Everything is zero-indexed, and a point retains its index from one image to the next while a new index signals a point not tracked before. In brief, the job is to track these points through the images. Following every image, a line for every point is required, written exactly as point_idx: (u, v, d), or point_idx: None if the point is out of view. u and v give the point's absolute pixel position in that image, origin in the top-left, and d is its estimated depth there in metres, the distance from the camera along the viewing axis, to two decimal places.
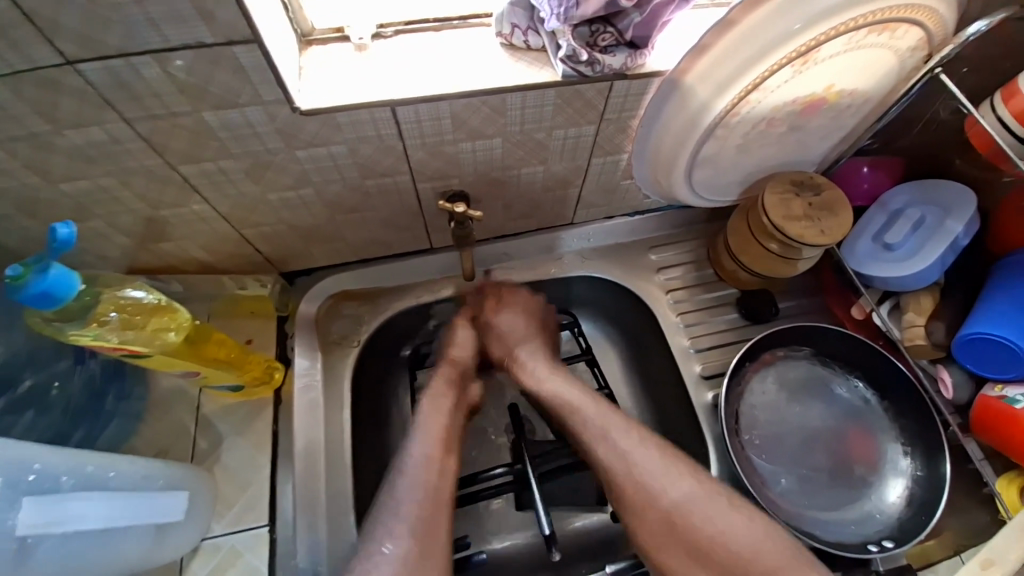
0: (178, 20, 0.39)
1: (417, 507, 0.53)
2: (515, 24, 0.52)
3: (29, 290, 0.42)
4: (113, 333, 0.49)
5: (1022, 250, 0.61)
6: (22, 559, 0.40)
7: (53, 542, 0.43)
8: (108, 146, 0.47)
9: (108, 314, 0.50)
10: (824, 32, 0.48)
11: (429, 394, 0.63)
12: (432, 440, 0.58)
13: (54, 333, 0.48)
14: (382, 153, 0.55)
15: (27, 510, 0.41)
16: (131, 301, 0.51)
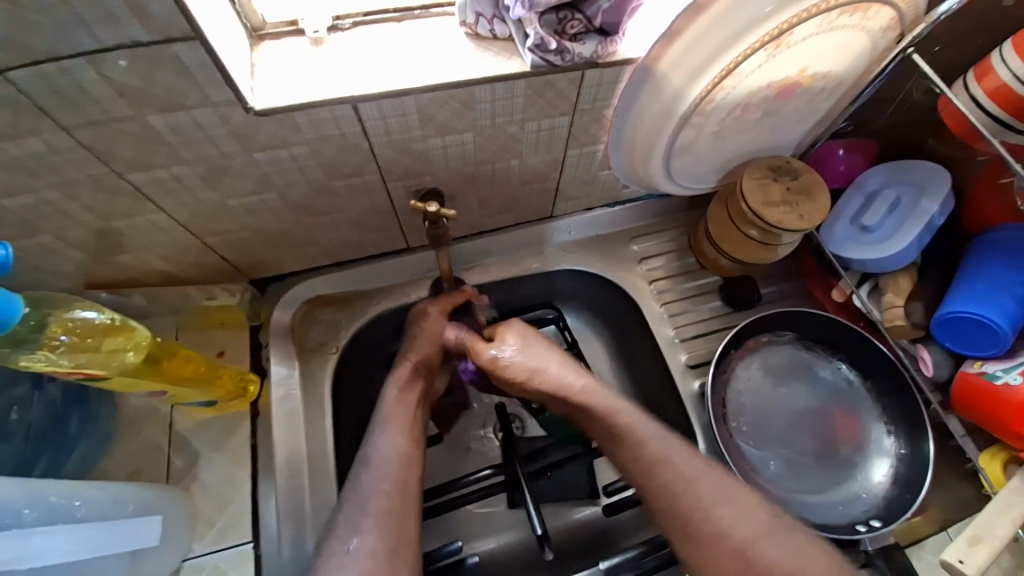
0: (110, 20, 0.36)
1: (385, 501, 0.53)
2: (480, 13, 0.50)
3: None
4: (67, 357, 0.46)
5: (998, 227, 0.61)
6: None
7: None
8: (49, 157, 0.44)
9: (58, 338, 0.46)
10: (796, 14, 0.46)
11: (390, 385, 0.60)
12: (398, 432, 0.57)
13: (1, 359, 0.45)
14: (347, 152, 0.53)
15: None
16: (81, 322, 0.48)
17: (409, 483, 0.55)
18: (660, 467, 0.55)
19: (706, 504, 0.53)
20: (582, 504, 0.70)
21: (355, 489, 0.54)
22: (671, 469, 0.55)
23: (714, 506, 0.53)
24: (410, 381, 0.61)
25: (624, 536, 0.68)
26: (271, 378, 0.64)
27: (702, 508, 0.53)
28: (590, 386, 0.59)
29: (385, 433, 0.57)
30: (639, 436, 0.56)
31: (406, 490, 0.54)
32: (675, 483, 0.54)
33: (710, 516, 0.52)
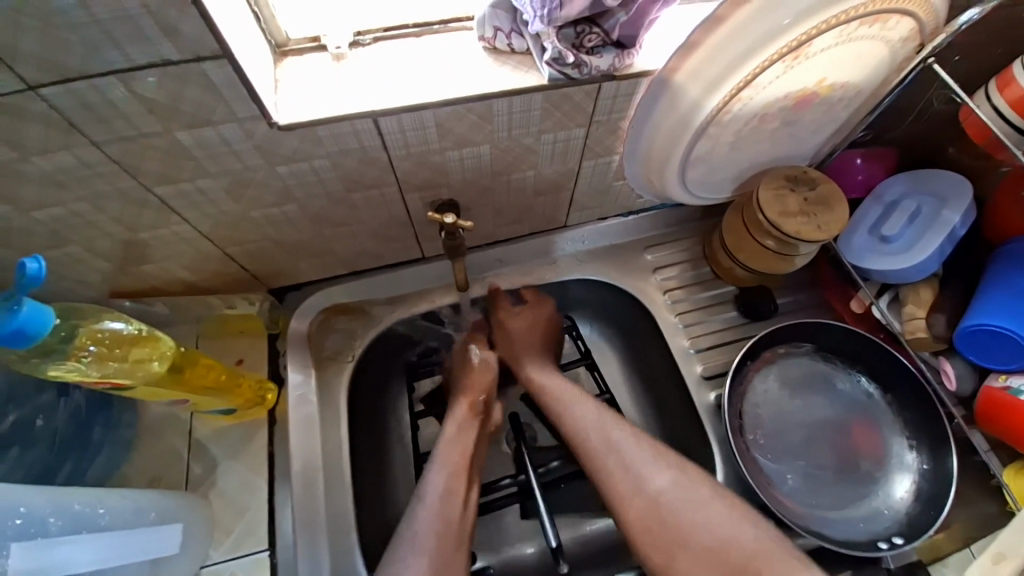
0: (140, 38, 0.37)
1: (435, 540, 0.53)
2: (498, 28, 0.51)
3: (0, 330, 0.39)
4: (93, 367, 0.47)
5: (1021, 238, 0.60)
6: None
7: None
8: (79, 170, 0.45)
9: (86, 348, 0.47)
10: (815, 25, 0.46)
11: (451, 427, 0.62)
12: (451, 472, 0.58)
13: (30, 369, 0.46)
14: (366, 165, 0.54)
15: (16, 555, 0.40)
16: (110, 333, 0.49)
17: (459, 523, 0.55)
18: (596, 442, 0.59)
19: (643, 477, 0.56)
20: (595, 516, 0.69)
21: (408, 528, 0.54)
22: (615, 458, 0.57)
23: (649, 484, 0.55)
24: (469, 417, 0.63)
25: None
26: (288, 385, 0.65)
27: (635, 482, 0.55)
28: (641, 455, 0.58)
29: (438, 470, 0.58)
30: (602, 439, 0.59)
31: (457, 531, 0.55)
32: (612, 464, 0.57)
33: (646, 492, 0.55)
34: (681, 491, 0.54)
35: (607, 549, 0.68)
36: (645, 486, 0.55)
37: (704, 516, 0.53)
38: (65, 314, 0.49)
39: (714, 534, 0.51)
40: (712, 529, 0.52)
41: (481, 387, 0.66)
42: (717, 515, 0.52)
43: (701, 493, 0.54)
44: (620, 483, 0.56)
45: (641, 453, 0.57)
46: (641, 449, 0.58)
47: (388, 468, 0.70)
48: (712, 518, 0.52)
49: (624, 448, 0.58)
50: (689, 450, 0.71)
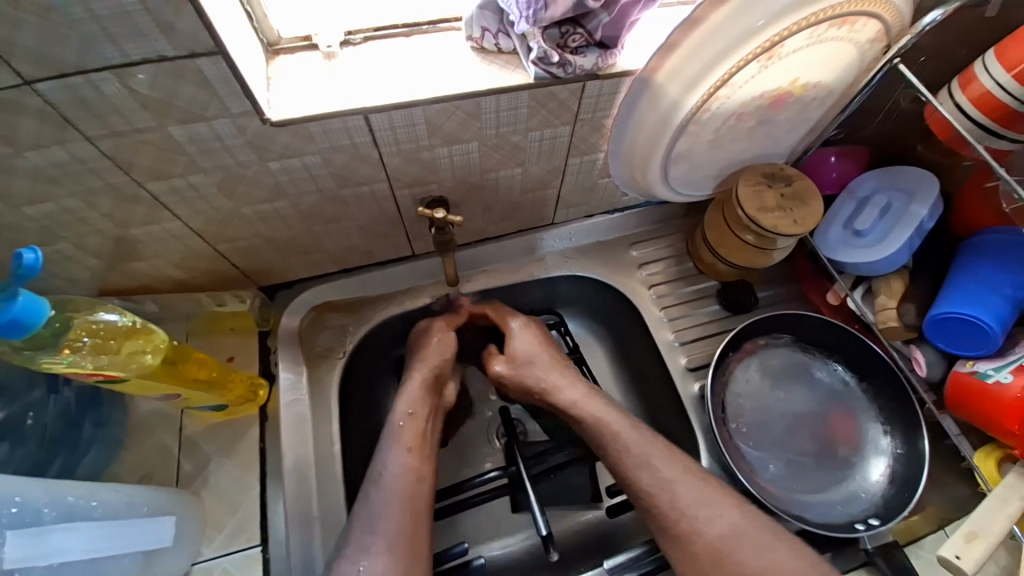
0: (138, 36, 0.38)
1: (397, 521, 0.53)
2: (486, 28, 0.52)
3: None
4: (88, 358, 0.47)
5: (984, 231, 0.64)
6: None
7: None
8: (72, 166, 0.46)
9: (80, 339, 0.47)
10: (785, 27, 0.49)
11: (401, 401, 0.61)
12: (405, 447, 0.57)
13: (24, 361, 0.46)
14: (358, 161, 0.55)
15: (11, 543, 0.39)
16: (104, 325, 0.49)
17: (411, 501, 0.54)
18: (647, 484, 0.56)
19: (701, 521, 0.53)
20: (583, 508, 0.70)
21: (365, 510, 0.53)
22: (647, 474, 0.56)
23: (708, 531, 0.53)
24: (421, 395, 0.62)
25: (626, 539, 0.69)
26: (280, 383, 0.65)
27: (693, 526, 0.53)
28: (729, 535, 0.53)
29: (387, 452, 0.57)
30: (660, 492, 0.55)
31: (414, 511, 0.54)
32: (666, 506, 0.55)
33: (705, 537, 0.53)
34: (741, 537, 0.52)
35: (597, 540, 0.69)
36: (700, 526, 0.53)
37: (768, 563, 0.51)
38: (58, 307, 0.49)
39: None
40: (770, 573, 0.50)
41: (432, 363, 0.64)
42: (781, 565, 0.51)
43: (764, 541, 0.52)
44: (678, 524, 0.54)
45: (697, 499, 0.55)
46: (693, 484, 0.56)
47: None
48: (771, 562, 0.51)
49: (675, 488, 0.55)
50: (676, 439, 0.72)
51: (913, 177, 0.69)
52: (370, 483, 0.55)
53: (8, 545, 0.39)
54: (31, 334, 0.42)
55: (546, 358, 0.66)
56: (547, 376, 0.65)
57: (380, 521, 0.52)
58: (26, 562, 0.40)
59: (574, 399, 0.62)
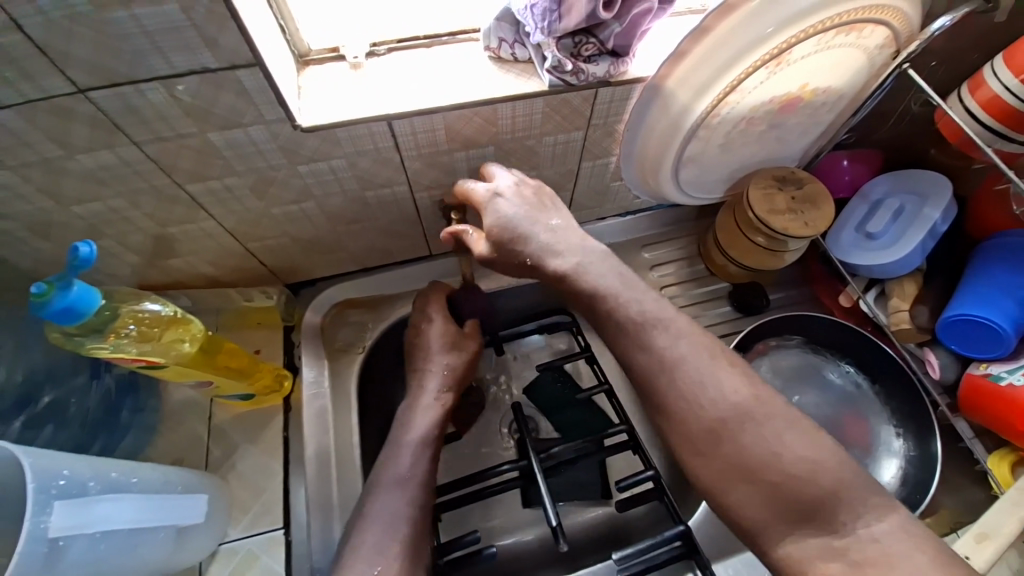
0: (185, 49, 0.41)
1: (409, 525, 0.52)
2: (503, 39, 0.55)
3: (52, 307, 0.42)
4: (133, 344, 0.50)
5: (1002, 233, 0.63)
6: (53, 563, 0.38)
7: (83, 544, 0.41)
8: (119, 168, 0.50)
9: (127, 327, 0.51)
10: (794, 35, 0.51)
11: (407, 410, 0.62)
12: (414, 447, 0.58)
13: (74, 347, 0.49)
14: (380, 165, 0.58)
15: (57, 513, 0.39)
16: (149, 314, 0.53)
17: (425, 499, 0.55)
18: (646, 366, 0.48)
19: (706, 403, 0.46)
20: (593, 504, 0.72)
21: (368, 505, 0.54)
22: (648, 353, 0.49)
23: (709, 408, 0.45)
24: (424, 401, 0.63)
25: (634, 536, 0.70)
26: (303, 377, 0.68)
27: (695, 405, 0.46)
28: (736, 411, 0.45)
29: (408, 454, 0.58)
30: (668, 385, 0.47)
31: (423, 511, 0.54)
32: (667, 389, 0.47)
33: (704, 416, 0.45)
34: (745, 419, 0.45)
35: (606, 536, 0.71)
36: (706, 408, 0.46)
37: (776, 444, 0.44)
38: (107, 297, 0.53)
39: (791, 458, 0.43)
40: (777, 458, 0.43)
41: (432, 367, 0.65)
42: (794, 440, 0.44)
43: (774, 422, 0.44)
44: (676, 405, 0.47)
45: (701, 369, 0.47)
46: (703, 360, 0.48)
47: None
48: (783, 447, 0.44)
49: (678, 370, 0.47)
50: None
51: (921, 180, 0.69)
52: (393, 483, 0.55)
53: (55, 513, 0.38)
54: (83, 321, 0.45)
55: (528, 224, 0.54)
56: (534, 247, 0.54)
57: (396, 515, 0.53)
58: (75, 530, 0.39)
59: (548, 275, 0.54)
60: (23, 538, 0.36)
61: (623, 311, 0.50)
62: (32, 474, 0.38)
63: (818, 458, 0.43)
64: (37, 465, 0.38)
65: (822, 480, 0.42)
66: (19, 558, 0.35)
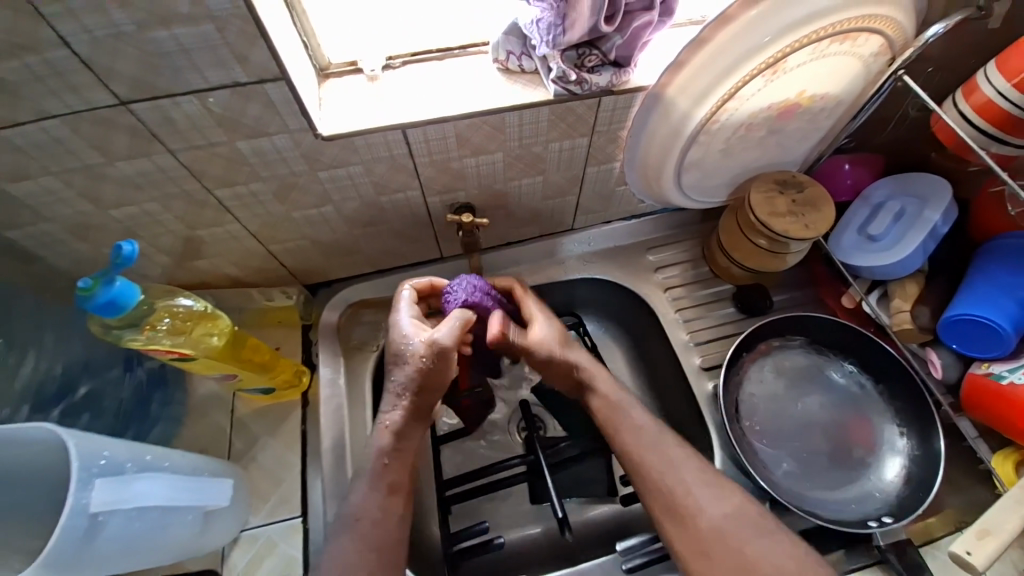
0: (218, 65, 0.45)
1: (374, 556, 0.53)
2: (510, 51, 0.58)
3: (97, 300, 0.46)
4: (166, 337, 0.54)
5: (1005, 235, 0.64)
6: (92, 535, 0.41)
7: (119, 521, 0.44)
8: (154, 174, 0.53)
9: (161, 321, 0.54)
10: (789, 44, 0.53)
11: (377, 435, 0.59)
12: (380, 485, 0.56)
13: (113, 339, 0.53)
14: (395, 171, 0.61)
15: (99, 489, 0.42)
16: (183, 309, 0.57)
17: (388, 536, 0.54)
18: (656, 467, 0.57)
19: (699, 503, 0.55)
20: (598, 501, 0.73)
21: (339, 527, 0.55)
22: (656, 453, 0.58)
23: (707, 512, 0.55)
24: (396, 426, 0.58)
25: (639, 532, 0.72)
26: (320, 373, 0.72)
27: (696, 508, 0.55)
28: (728, 516, 0.54)
29: (362, 490, 0.56)
30: (667, 479, 0.56)
31: (382, 540, 0.54)
32: (673, 485, 0.56)
33: (706, 518, 0.54)
34: (738, 521, 0.54)
35: (612, 532, 0.72)
36: (702, 510, 0.55)
37: (764, 548, 0.52)
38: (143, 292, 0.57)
39: (770, 564, 0.51)
40: (766, 559, 0.52)
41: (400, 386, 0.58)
42: (778, 549, 0.52)
43: (759, 525, 0.54)
44: (682, 504, 0.55)
45: (700, 478, 0.56)
46: (700, 471, 0.57)
47: None
48: (768, 550, 0.52)
49: (679, 466, 0.57)
50: (690, 435, 0.75)
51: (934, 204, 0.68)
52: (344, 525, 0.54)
53: (97, 490, 0.41)
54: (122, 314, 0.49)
55: (568, 348, 0.64)
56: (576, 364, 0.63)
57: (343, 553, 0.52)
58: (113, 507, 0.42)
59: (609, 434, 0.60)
60: (65, 512, 0.39)
61: (634, 420, 0.60)
62: (77, 454, 0.41)
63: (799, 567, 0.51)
64: (81, 445, 0.42)
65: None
66: (61, 531, 0.39)
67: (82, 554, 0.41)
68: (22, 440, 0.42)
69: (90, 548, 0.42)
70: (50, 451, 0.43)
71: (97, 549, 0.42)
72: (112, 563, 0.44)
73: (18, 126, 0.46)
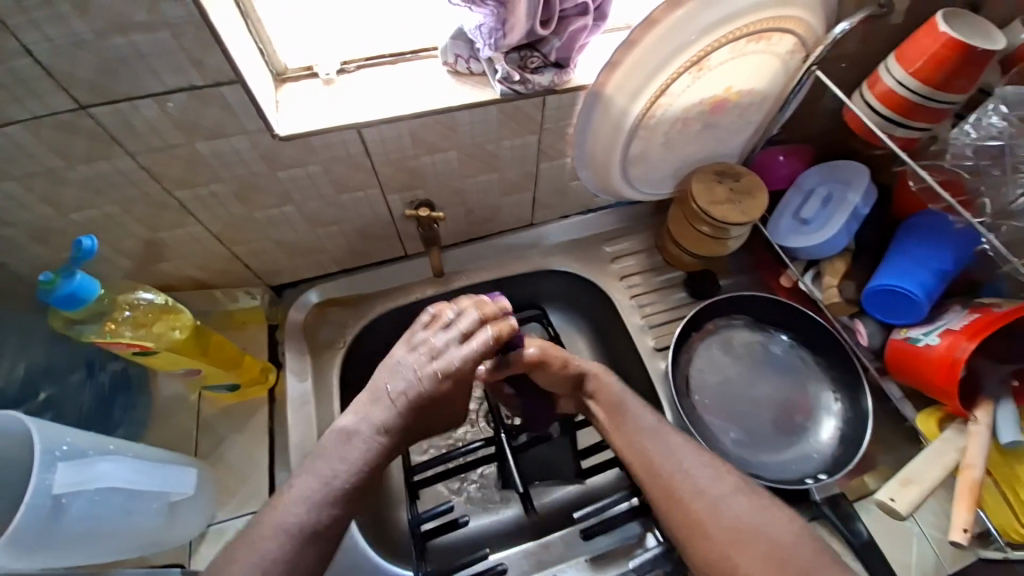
0: (174, 69, 0.47)
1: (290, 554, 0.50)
2: (459, 55, 0.62)
3: (58, 292, 0.47)
4: (127, 330, 0.55)
5: (922, 213, 0.69)
6: (56, 517, 0.43)
7: (83, 504, 0.45)
8: (115, 177, 0.55)
9: (122, 314, 0.56)
10: (709, 44, 0.58)
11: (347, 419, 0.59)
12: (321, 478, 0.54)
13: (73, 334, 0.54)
14: (353, 170, 0.64)
15: (62, 472, 0.43)
16: (144, 302, 0.58)
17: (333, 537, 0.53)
18: (652, 453, 0.58)
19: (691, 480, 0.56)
20: (564, 483, 0.76)
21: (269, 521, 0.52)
22: (655, 440, 0.59)
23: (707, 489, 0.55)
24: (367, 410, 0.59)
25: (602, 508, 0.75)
26: (288, 370, 0.73)
27: (692, 484, 0.56)
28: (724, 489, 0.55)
29: (304, 485, 0.54)
30: (667, 459, 0.58)
31: (314, 529, 0.52)
32: (664, 463, 0.58)
33: (700, 494, 0.55)
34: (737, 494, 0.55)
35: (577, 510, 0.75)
36: (702, 489, 0.55)
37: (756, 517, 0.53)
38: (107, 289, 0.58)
39: (765, 535, 0.52)
40: (758, 527, 0.53)
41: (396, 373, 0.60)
42: (768, 515, 0.53)
43: (751, 499, 0.55)
44: (680, 483, 0.56)
45: (698, 461, 0.57)
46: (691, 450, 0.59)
47: None
48: (766, 519, 0.53)
49: (678, 451, 0.58)
50: None
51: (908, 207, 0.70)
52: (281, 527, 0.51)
53: (60, 471, 0.43)
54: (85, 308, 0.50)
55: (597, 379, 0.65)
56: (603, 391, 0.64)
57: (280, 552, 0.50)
58: (76, 488, 0.44)
59: (607, 425, 0.63)
60: (29, 492, 0.40)
61: (626, 410, 0.62)
62: (39, 437, 0.42)
63: (788, 537, 0.52)
64: (42, 430, 0.43)
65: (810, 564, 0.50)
66: (25, 509, 0.40)
67: (48, 534, 0.42)
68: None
69: (57, 529, 0.43)
70: (14, 443, 0.45)
71: (63, 531, 0.44)
72: (76, 549, 0.45)
73: None
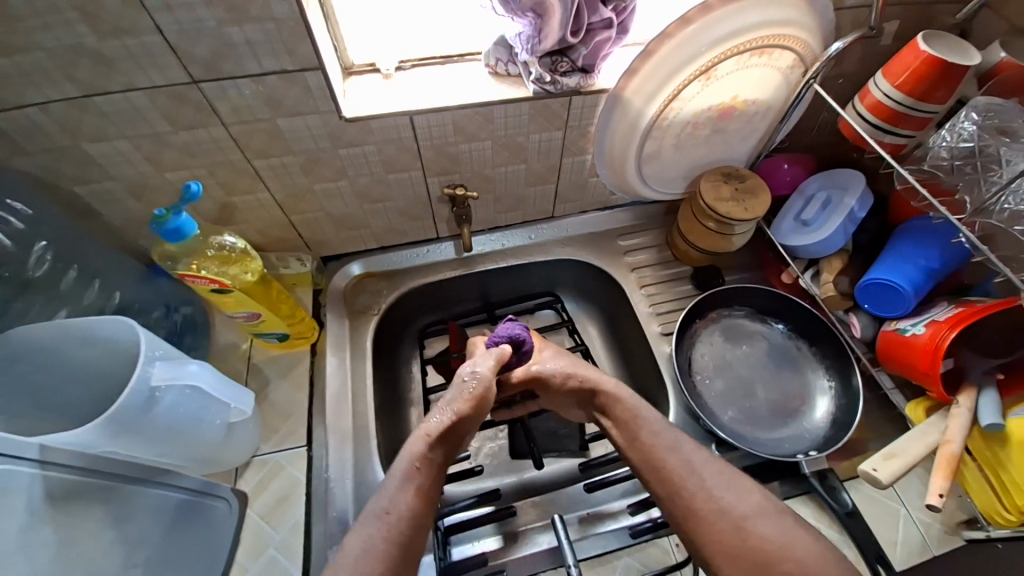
0: (273, 55, 0.58)
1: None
2: (499, 58, 0.72)
3: (167, 226, 0.60)
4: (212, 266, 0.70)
5: (918, 219, 0.74)
6: (151, 404, 0.56)
7: (171, 397, 0.58)
8: (207, 144, 0.66)
9: (209, 251, 0.71)
10: (717, 55, 0.67)
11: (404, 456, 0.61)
12: (379, 514, 0.55)
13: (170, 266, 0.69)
14: (401, 152, 0.74)
15: (159, 367, 0.57)
16: (228, 245, 0.72)
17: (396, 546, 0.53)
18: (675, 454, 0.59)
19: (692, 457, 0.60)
20: (569, 457, 0.82)
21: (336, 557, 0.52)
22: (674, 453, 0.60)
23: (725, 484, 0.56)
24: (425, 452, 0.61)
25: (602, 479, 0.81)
26: (328, 329, 0.82)
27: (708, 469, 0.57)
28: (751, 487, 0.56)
29: (365, 526, 0.54)
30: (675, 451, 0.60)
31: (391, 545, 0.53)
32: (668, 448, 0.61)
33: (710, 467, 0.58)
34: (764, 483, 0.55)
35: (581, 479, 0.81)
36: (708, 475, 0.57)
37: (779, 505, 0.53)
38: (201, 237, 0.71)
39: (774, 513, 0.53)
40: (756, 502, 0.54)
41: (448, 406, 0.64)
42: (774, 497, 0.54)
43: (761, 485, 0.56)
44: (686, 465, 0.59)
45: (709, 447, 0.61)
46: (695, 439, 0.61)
47: (399, 402, 0.87)
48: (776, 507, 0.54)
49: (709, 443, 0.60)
50: (652, 393, 0.85)
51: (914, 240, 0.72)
52: (370, 517, 0.55)
53: (158, 367, 0.57)
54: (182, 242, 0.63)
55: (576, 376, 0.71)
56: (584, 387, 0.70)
57: (373, 541, 0.53)
58: (168, 382, 0.57)
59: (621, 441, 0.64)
60: (136, 377, 0.54)
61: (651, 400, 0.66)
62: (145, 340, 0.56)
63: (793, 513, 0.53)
64: (149, 338, 0.57)
65: (783, 549, 0.50)
66: (134, 393, 0.54)
67: (145, 415, 0.55)
68: (101, 340, 0.58)
69: (150, 414, 0.56)
70: (123, 351, 0.59)
71: (155, 415, 0.57)
72: (161, 439, 0.58)
73: (107, 94, 0.58)
